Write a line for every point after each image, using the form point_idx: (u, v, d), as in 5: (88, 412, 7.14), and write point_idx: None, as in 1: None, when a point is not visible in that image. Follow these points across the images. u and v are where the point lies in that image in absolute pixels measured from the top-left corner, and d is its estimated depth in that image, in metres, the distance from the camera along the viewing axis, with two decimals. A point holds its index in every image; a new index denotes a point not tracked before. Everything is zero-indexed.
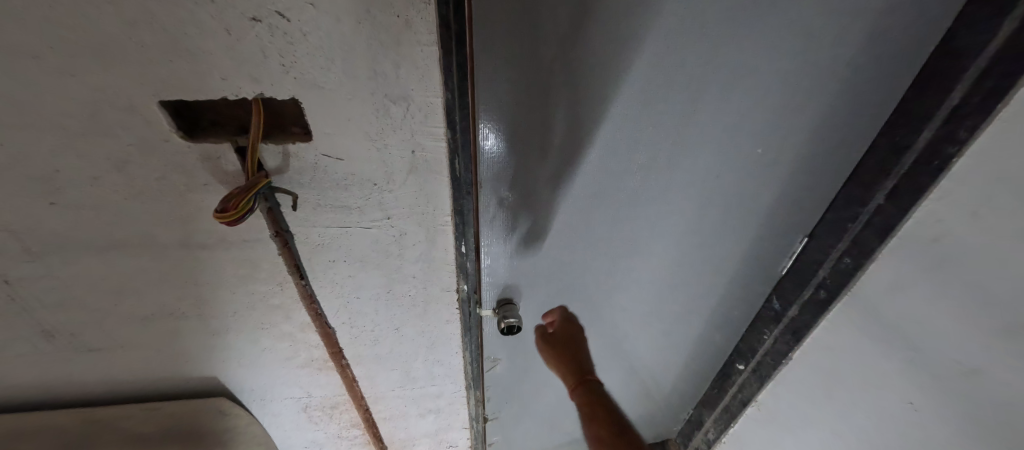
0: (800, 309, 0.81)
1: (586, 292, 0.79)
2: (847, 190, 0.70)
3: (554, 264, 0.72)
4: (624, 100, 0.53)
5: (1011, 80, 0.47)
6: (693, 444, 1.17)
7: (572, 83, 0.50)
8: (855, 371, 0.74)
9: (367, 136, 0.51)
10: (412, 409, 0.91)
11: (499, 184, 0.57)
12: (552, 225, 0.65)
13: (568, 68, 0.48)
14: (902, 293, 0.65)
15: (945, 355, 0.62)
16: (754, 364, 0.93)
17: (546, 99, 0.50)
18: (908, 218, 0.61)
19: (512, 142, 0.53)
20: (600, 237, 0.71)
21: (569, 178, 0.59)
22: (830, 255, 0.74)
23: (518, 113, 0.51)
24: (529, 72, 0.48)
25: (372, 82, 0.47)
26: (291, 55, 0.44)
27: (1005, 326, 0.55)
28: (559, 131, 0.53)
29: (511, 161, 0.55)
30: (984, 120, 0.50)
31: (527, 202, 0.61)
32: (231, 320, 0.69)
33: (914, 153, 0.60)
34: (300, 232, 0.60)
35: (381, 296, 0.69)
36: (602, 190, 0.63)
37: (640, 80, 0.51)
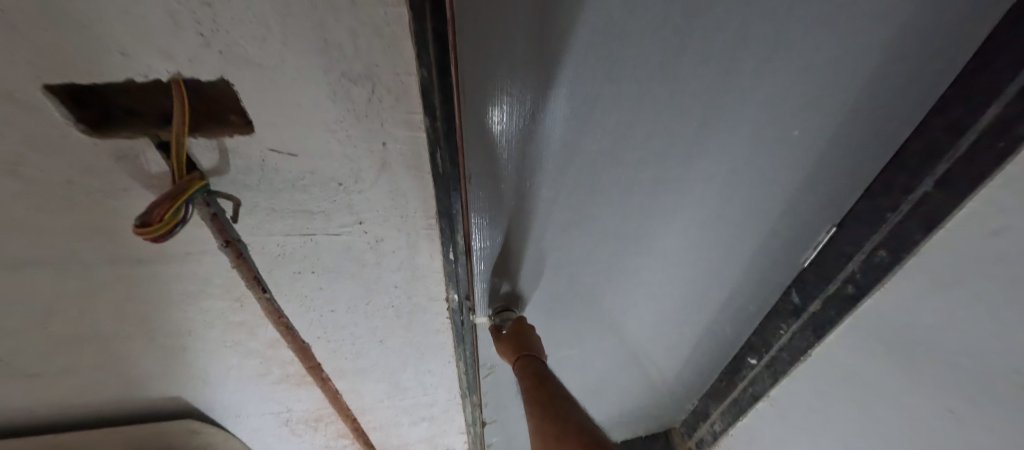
0: (823, 303, 0.72)
1: (589, 283, 0.75)
2: (885, 176, 0.61)
3: (551, 251, 0.67)
4: (637, 68, 0.46)
5: None
6: (698, 436, 1.12)
7: (583, 52, 0.44)
8: (885, 373, 0.67)
9: (324, 125, 0.40)
10: (403, 417, 0.84)
11: (490, 166, 0.53)
12: (549, 208, 0.60)
13: (580, 37, 0.43)
14: (943, 295, 0.55)
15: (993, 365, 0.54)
16: (767, 359, 0.86)
17: (555, 74, 0.45)
18: (959, 209, 0.50)
19: (521, 124, 0.49)
20: (604, 225, 0.65)
21: (567, 158, 0.54)
22: (863, 247, 0.64)
23: (527, 93, 0.47)
24: (537, 45, 0.43)
25: (325, 57, 0.36)
26: (211, 20, 0.33)
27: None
28: (555, 107, 0.48)
29: (502, 140, 0.50)
30: None
31: (520, 184, 0.56)
32: (188, 339, 0.60)
33: (975, 133, 0.48)
34: (256, 241, 0.50)
35: (359, 308, 0.59)
36: (610, 171, 0.57)
37: (650, 48, 0.44)
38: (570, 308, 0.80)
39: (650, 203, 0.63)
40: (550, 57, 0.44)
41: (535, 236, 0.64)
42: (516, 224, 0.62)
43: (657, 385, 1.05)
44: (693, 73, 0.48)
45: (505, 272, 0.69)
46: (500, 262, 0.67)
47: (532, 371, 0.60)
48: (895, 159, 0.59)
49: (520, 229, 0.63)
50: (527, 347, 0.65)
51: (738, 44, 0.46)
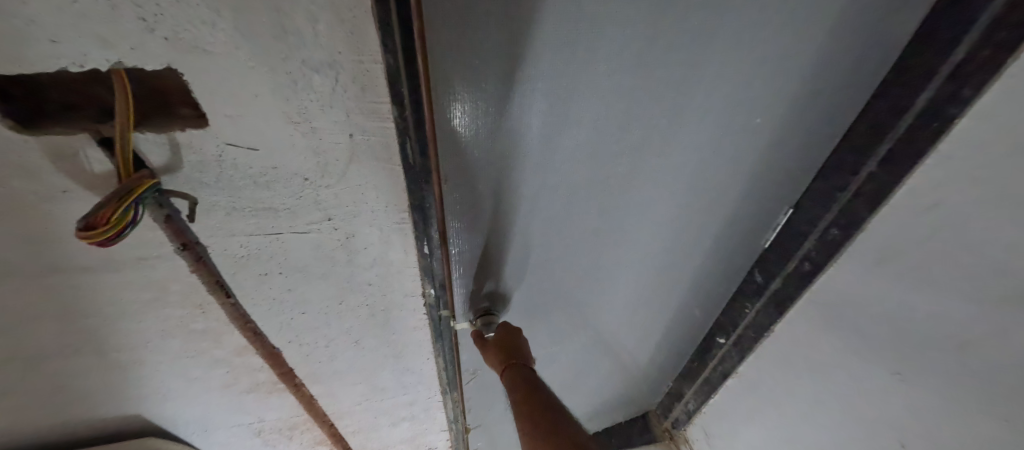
0: (783, 281, 0.73)
1: (567, 276, 0.75)
2: (835, 158, 0.60)
3: (529, 247, 0.66)
4: (603, 60, 0.46)
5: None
6: (674, 416, 1.15)
7: (547, 44, 0.43)
8: (838, 343, 0.68)
9: (285, 117, 0.39)
10: (383, 419, 0.82)
11: (466, 162, 0.52)
12: (525, 203, 0.60)
13: (541, 29, 0.42)
14: (886, 265, 0.57)
15: (932, 329, 0.55)
16: (735, 337, 0.87)
17: (517, 68, 0.45)
18: (902, 185, 0.52)
19: (484, 121, 0.48)
20: (578, 217, 0.64)
21: (545, 153, 0.54)
22: (817, 226, 0.65)
23: (487, 89, 0.46)
24: (499, 36, 0.42)
25: (282, 44, 0.34)
26: (153, 4, 0.30)
27: (997, 297, 0.48)
28: (529, 100, 0.48)
29: (477, 135, 0.50)
30: (990, 76, 0.41)
31: (495, 179, 0.55)
32: (145, 352, 0.56)
33: (911, 114, 0.50)
34: (216, 243, 0.47)
35: (332, 308, 0.57)
36: (586, 164, 0.57)
37: (619, 38, 0.44)
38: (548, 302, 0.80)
39: (625, 197, 0.64)
40: (521, 48, 0.43)
41: (516, 231, 0.63)
42: (493, 220, 0.60)
43: (635, 372, 1.07)
44: (664, 65, 0.48)
45: (484, 272, 0.68)
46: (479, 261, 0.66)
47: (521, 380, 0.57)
48: (844, 140, 0.59)
49: (497, 225, 0.61)
50: (516, 355, 0.61)
51: (705, 35, 0.46)
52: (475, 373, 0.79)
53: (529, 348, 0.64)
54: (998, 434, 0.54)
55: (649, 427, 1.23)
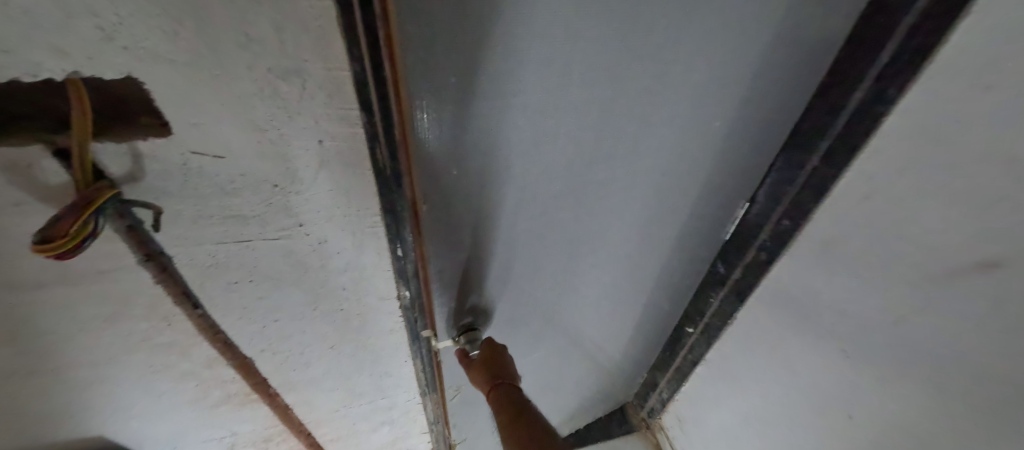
0: (743, 270, 0.75)
1: (542, 277, 0.76)
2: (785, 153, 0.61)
3: (508, 251, 0.68)
4: (568, 71, 0.47)
5: (939, 36, 0.39)
6: (649, 406, 1.17)
7: (513, 57, 0.45)
8: (793, 325, 0.70)
9: (252, 124, 0.39)
10: (362, 424, 0.81)
11: (445, 171, 0.53)
12: (502, 209, 0.61)
13: (506, 44, 0.43)
14: (830, 251, 0.59)
15: (872, 307, 0.56)
16: (702, 326, 0.89)
17: (484, 82, 0.46)
18: (841, 179, 0.54)
19: (455, 133, 0.49)
20: (551, 219, 0.65)
21: (521, 163, 0.55)
22: (770, 218, 0.66)
23: (456, 102, 0.47)
24: (465, 52, 0.43)
25: (247, 52, 0.34)
26: (110, 13, 0.30)
27: (927, 274, 0.49)
28: (506, 113, 0.49)
29: (456, 145, 0.51)
30: (911, 78, 0.43)
31: (472, 189, 0.56)
32: (105, 370, 0.54)
33: (847, 113, 0.51)
34: (183, 252, 0.46)
35: (306, 314, 0.57)
36: (559, 170, 0.58)
37: (586, 51, 0.46)
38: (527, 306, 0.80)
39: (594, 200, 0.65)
40: (495, 61, 0.44)
41: (496, 236, 0.65)
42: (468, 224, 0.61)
43: (613, 368, 1.09)
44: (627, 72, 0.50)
45: (465, 277, 0.68)
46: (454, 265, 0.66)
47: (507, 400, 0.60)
48: (791, 137, 0.60)
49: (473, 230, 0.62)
50: (501, 375, 0.63)
51: (666, 44, 0.48)
52: (457, 390, 0.83)
53: (514, 368, 0.66)
54: (929, 405, 0.55)
55: (626, 418, 1.26)
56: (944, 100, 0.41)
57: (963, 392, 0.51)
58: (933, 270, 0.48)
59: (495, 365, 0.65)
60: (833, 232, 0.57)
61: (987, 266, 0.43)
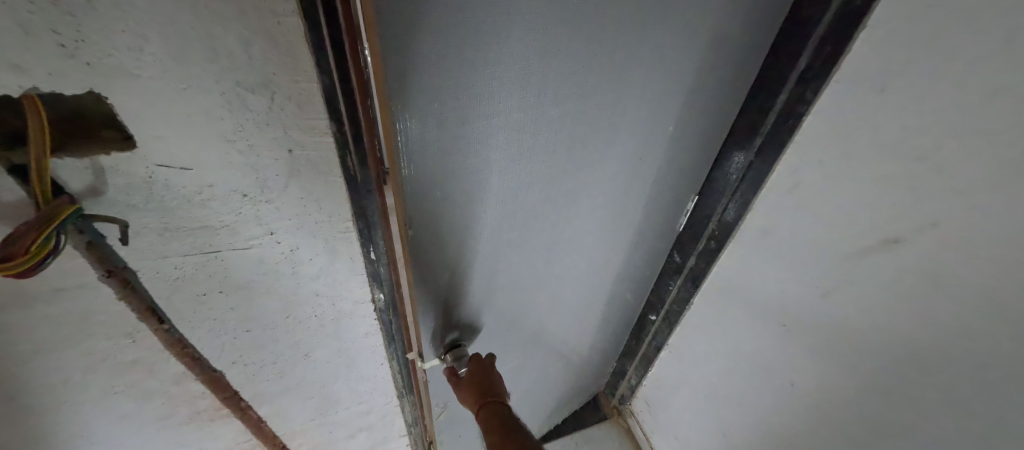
0: (697, 258, 0.80)
1: (524, 292, 0.75)
2: (725, 151, 0.66)
3: (494, 264, 0.66)
4: (546, 92, 0.47)
5: (843, 46, 0.46)
6: (620, 393, 1.23)
7: (491, 80, 0.44)
8: (743, 307, 0.75)
9: (220, 136, 0.39)
10: (340, 431, 0.81)
11: (430, 184, 0.51)
12: (485, 229, 0.59)
13: (482, 67, 0.42)
14: (769, 237, 0.65)
15: (806, 284, 0.62)
16: (663, 313, 0.95)
17: (461, 106, 0.45)
18: (773, 170, 0.60)
19: (433, 158, 0.48)
20: (529, 236, 0.64)
21: (503, 183, 0.54)
22: (717, 210, 0.72)
23: (433, 128, 0.45)
24: (440, 78, 0.42)
25: (215, 66, 0.35)
26: (73, 30, 0.31)
27: (847, 251, 0.54)
28: (492, 126, 0.47)
29: (440, 157, 0.48)
30: (824, 81, 0.50)
31: (457, 202, 0.54)
32: (63, 394, 0.52)
33: (774, 114, 0.57)
34: (147, 266, 0.46)
35: (279, 323, 0.57)
36: (540, 188, 0.58)
37: (559, 72, 0.46)
38: (506, 321, 0.79)
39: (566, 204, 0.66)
40: (480, 72, 0.43)
41: (479, 253, 0.62)
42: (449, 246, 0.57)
43: (587, 363, 1.13)
44: None
45: (449, 297, 0.67)
46: (434, 281, 0.63)
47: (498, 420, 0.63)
48: (730, 135, 0.64)
49: (457, 248, 0.59)
50: (492, 392, 0.67)
51: None
52: (444, 406, 0.86)
53: (503, 385, 0.70)
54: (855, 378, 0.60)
55: (599, 407, 1.31)
56: (850, 101, 0.48)
57: (876, 360, 0.56)
58: (855, 247, 0.53)
59: (485, 384, 0.69)
60: (769, 218, 0.64)
61: (891, 242, 0.49)
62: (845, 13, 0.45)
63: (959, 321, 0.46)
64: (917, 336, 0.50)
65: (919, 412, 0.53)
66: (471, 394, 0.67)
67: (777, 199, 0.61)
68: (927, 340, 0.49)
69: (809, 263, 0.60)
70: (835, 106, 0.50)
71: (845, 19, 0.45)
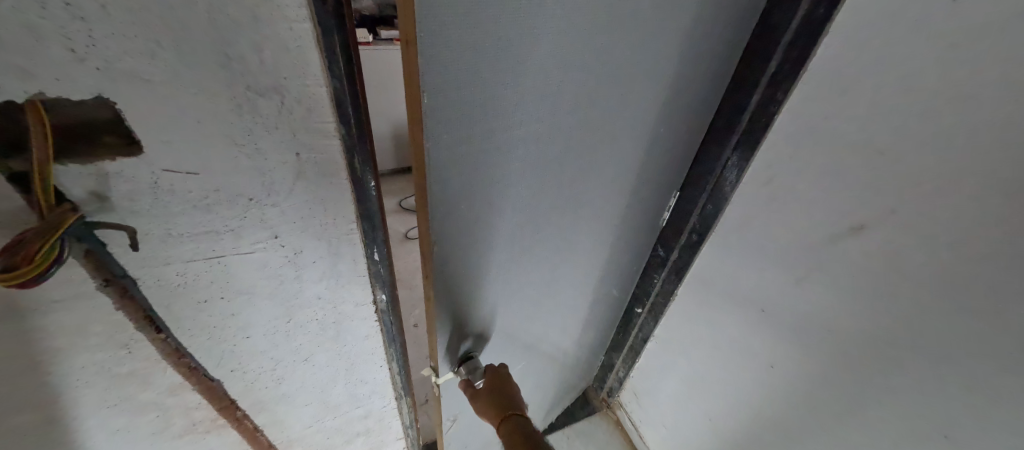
0: (679, 252, 0.84)
1: (529, 296, 0.74)
2: (704, 149, 0.69)
3: (507, 272, 0.65)
4: (563, 97, 0.47)
5: (808, 52, 0.51)
6: (608, 385, 1.25)
7: (516, 87, 0.43)
8: (722, 295, 0.78)
9: (228, 139, 0.39)
10: (337, 437, 0.81)
11: (458, 197, 0.47)
12: (502, 236, 0.58)
13: (511, 76, 0.41)
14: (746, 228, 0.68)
15: (780, 272, 0.64)
16: (649, 305, 0.98)
17: (492, 116, 0.43)
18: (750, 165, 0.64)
19: (464, 171, 0.46)
20: (537, 240, 0.64)
21: (521, 190, 0.54)
22: (698, 205, 0.75)
23: (468, 141, 0.43)
24: (477, 89, 0.40)
25: (226, 71, 0.36)
26: (83, 35, 0.31)
27: (815, 240, 0.57)
28: (516, 134, 0.47)
29: (471, 173, 0.46)
30: (792, 84, 0.55)
31: (481, 214, 0.52)
32: (52, 411, 0.50)
33: (748, 114, 0.61)
34: (148, 273, 0.45)
35: (280, 328, 0.57)
36: (550, 191, 0.58)
37: (574, 77, 0.46)
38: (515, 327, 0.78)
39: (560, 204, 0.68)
40: (510, 85, 0.42)
41: (495, 263, 0.61)
42: (463, 257, 0.55)
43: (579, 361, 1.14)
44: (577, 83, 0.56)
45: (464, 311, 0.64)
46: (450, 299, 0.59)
47: (517, 434, 0.60)
48: (708, 135, 0.67)
49: (475, 261, 0.58)
50: (512, 405, 0.64)
51: None
52: (455, 417, 0.84)
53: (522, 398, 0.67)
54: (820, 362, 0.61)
55: (588, 400, 1.34)
56: (816, 102, 0.52)
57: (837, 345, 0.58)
58: (824, 234, 0.56)
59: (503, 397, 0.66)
60: (746, 212, 0.67)
61: (855, 229, 0.52)
62: (809, 22, 0.50)
63: (916, 307, 0.48)
64: (878, 324, 0.52)
65: (885, 401, 0.55)
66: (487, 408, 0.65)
67: (756, 195, 0.65)
68: (887, 327, 0.52)
69: (782, 250, 0.63)
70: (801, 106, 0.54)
71: (810, 28, 0.50)
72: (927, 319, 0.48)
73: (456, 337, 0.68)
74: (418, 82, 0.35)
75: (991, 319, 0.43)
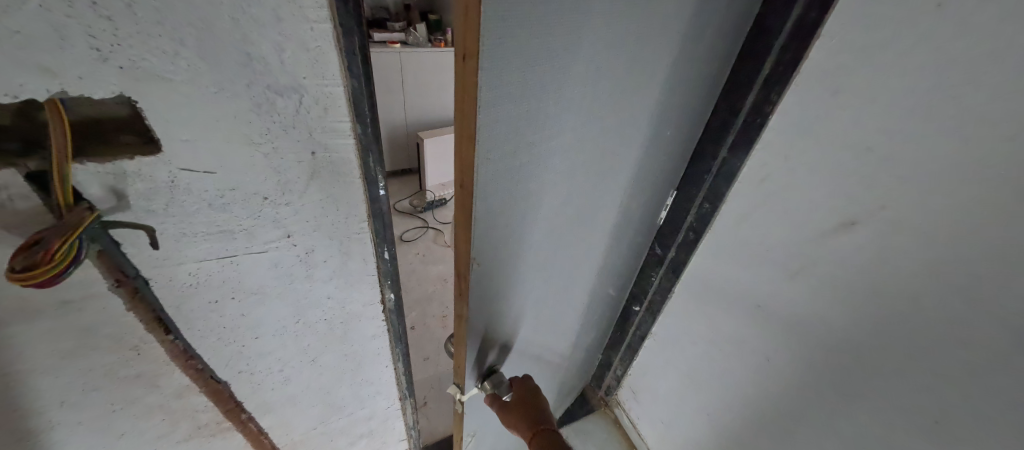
0: (677, 249, 0.81)
1: (545, 307, 0.71)
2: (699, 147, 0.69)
3: (529, 286, 0.61)
4: (595, 105, 0.45)
5: (801, 55, 0.53)
6: (606, 384, 1.22)
7: (556, 96, 0.40)
8: (720, 289, 0.75)
9: (246, 139, 0.40)
10: (341, 439, 0.80)
11: (497, 205, 0.44)
12: (530, 250, 0.55)
13: (554, 86, 0.39)
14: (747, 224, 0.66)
15: (776, 267, 0.63)
16: (647, 303, 0.94)
17: (533, 126, 0.40)
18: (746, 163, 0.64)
19: (505, 185, 0.42)
20: (558, 250, 0.61)
21: (551, 201, 0.51)
22: (694, 203, 0.74)
23: (511, 153, 0.40)
24: (524, 100, 0.37)
25: (248, 71, 0.36)
26: (110, 34, 0.31)
27: (815, 234, 0.56)
28: (551, 145, 0.44)
29: (510, 188, 0.43)
30: (785, 85, 0.56)
31: (517, 215, 0.47)
32: (58, 414, 0.50)
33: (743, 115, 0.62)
34: (161, 273, 0.45)
35: (289, 328, 0.57)
36: (574, 202, 0.55)
37: (607, 86, 0.45)
38: (531, 338, 0.75)
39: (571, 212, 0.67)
40: (551, 96, 0.40)
41: (522, 278, 0.58)
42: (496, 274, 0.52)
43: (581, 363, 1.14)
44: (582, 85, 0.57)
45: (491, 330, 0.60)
46: (480, 311, 0.54)
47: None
48: (704, 135, 0.67)
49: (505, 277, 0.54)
50: (543, 419, 0.62)
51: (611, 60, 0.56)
52: (473, 433, 0.81)
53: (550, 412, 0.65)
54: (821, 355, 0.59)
55: (586, 400, 1.29)
56: (809, 102, 0.54)
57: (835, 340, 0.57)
58: (822, 227, 0.55)
59: (532, 411, 0.64)
60: (739, 211, 0.67)
61: (847, 225, 0.53)
62: (801, 27, 0.52)
63: (911, 302, 0.48)
64: (874, 323, 0.52)
65: (879, 399, 0.54)
66: (517, 421, 0.62)
67: (753, 195, 0.64)
68: (882, 324, 0.51)
69: (781, 243, 0.61)
70: (795, 105, 0.56)
71: (802, 32, 0.52)
72: (926, 316, 0.47)
73: (482, 357, 0.63)
74: (474, 91, 0.33)
75: (984, 312, 0.43)
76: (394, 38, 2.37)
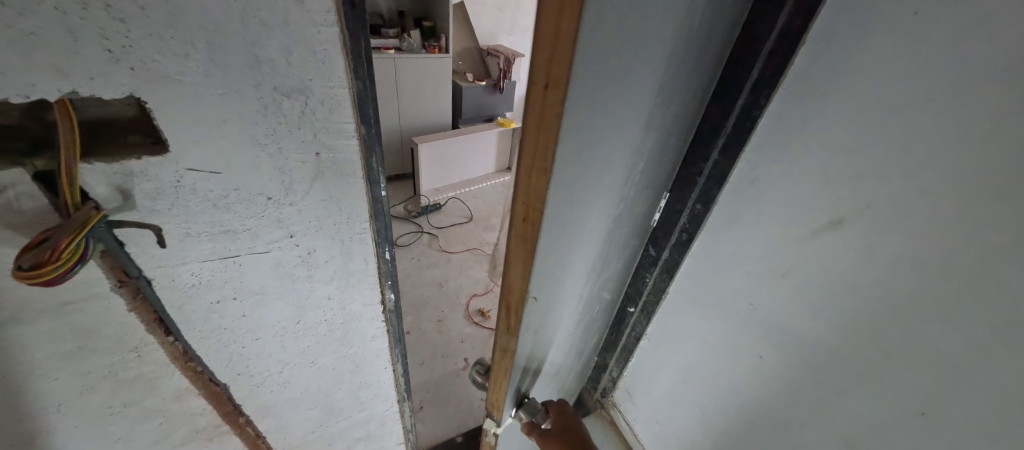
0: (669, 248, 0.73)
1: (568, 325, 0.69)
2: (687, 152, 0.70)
3: (565, 307, 0.60)
4: (641, 119, 0.43)
5: None
6: None
7: (612, 116, 0.38)
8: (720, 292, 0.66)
9: (252, 139, 0.41)
10: (339, 443, 0.80)
11: (555, 233, 0.42)
12: (572, 271, 0.54)
13: (614, 105, 0.37)
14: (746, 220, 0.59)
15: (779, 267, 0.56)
16: (642, 307, 0.85)
17: (592, 149, 0.39)
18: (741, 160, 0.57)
19: (563, 214, 0.41)
20: (592, 268, 0.60)
21: (595, 221, 0.50)
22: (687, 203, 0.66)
23: (571, 181, 0.39)
24: (590, 125, 0.36)
25: (255, 72, 0.37)
26: (122, 36, 0.32)
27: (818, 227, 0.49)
28: (602, 167, 0.43)
29: (566, 215, 0.42)
30: None
31: (564, 239, 0.45)
32: (56, 417, 0.49)
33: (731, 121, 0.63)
34: (163, 274, 0.45)
35: (289, 329, 0.57)
36: (608, 218, 0.54)
37: (650, 98, 0.42)
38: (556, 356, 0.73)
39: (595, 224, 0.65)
40: (608, 113, 0.37)
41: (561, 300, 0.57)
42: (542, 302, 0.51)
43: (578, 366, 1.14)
44: None
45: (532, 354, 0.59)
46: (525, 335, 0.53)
47: None
48: None
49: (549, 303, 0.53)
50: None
51: None
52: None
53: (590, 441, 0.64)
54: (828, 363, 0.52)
55: None
56: None
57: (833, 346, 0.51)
58: (822, 221, 0.49)
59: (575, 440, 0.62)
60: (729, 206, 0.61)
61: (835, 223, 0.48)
62: None
63: None
64: (861, 323, 0.47)
65: None
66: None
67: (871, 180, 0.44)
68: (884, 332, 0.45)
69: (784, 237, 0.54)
70: None
71: None
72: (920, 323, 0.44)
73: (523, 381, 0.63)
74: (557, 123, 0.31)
75: None
76: (389, 43, 2.38)
